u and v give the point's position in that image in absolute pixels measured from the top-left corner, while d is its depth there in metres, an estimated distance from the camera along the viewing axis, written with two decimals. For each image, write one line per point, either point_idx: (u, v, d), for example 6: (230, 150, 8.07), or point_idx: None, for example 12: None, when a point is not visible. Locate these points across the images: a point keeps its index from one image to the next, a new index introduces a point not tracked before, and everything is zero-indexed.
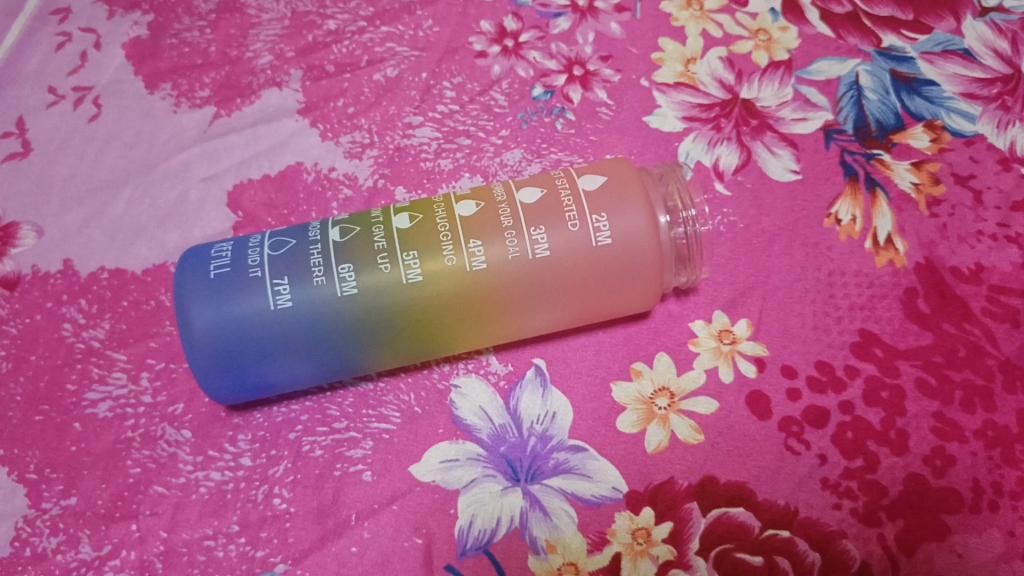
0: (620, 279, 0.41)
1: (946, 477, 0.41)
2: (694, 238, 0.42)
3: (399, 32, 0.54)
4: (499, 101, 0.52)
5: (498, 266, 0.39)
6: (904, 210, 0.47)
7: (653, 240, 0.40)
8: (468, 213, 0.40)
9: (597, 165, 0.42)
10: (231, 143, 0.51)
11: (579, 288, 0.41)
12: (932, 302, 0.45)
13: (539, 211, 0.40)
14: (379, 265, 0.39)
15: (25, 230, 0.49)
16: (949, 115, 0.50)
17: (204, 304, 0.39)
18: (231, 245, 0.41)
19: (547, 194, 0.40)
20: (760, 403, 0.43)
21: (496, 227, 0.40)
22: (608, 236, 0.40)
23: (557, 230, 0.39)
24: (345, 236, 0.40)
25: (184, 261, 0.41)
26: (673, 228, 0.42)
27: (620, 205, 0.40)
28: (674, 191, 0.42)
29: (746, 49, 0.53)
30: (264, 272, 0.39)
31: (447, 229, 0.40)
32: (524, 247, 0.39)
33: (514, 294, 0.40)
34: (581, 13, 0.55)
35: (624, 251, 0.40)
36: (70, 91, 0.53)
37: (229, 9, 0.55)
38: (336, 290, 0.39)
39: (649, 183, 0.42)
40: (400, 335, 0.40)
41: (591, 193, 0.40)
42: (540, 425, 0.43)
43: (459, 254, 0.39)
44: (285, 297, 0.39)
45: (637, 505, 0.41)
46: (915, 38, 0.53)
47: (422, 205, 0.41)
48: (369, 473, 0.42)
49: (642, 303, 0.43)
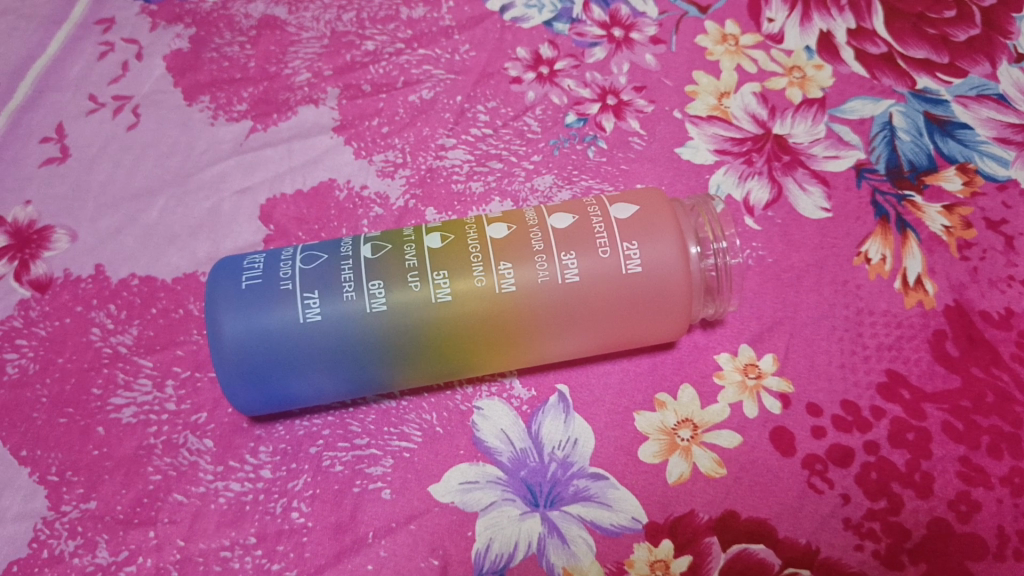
0: (648, 307, 0.41)
1: (971, 523, 0.41)
2: (724, 270, 0.42)
3: (436, 56, 0.55)
4: (532, 127, 0.52)
5: (528, 289, 0.39)
6: (934, 251, 0.47)
7: (683, 270, 0.40)
8: (499, 236, 0.40)
9: (629, 194, 0.42)
10: (266, 157, 0.52)
11: (605, 316, 0.41)
12: (960, 345, 0.45)
13: (571, 236, 0.40)
14: (410, 283, 0.39)
15: (60, 233, 0.50)
16: (981, 159, 0.50)
17: (234, 313, 0.39)
18: (263, 256, 0.41)
19: (579, 219, 0.41)
20: (784, 439, 0.43)
21: (527, 250, 0.40)
22: (639, 264, 0.40)
23: (587, 256, 0.40)
24: (376, 252, 0.40)
25: (216, 271, 0.41)
26: (703, 259, 0.42)
27: (652, 234, 0.40)
28: (705, 223, 0.42)
29: (780, 86, 0.53)
30: (295, 284, 0.40)
31: (478, 251, 0.40)
32: (554, 272, 0.39)
33: (541, 318, 0.40)
34: (617, 43, 0.55)
35: (654, 280, 0.40)
36: (110, 100, 0.54)
37: (269, 26, 0.56)
38: (366, 306, 0.39)
39: (681, 214, 0.42)
40: (426, 354, 0.41)
41: (624, 221, 0.40)
42: (561, 451, 0.43)
43: (489, 276, 0.39)
44: (314, 310, 0.39)
45: (656, 536, 0.41)
46: (949, 81, 0.53)
47: (454, 226, 0.42)
48: (388, 491, 0.42)
49: (670, 332, 0.43)
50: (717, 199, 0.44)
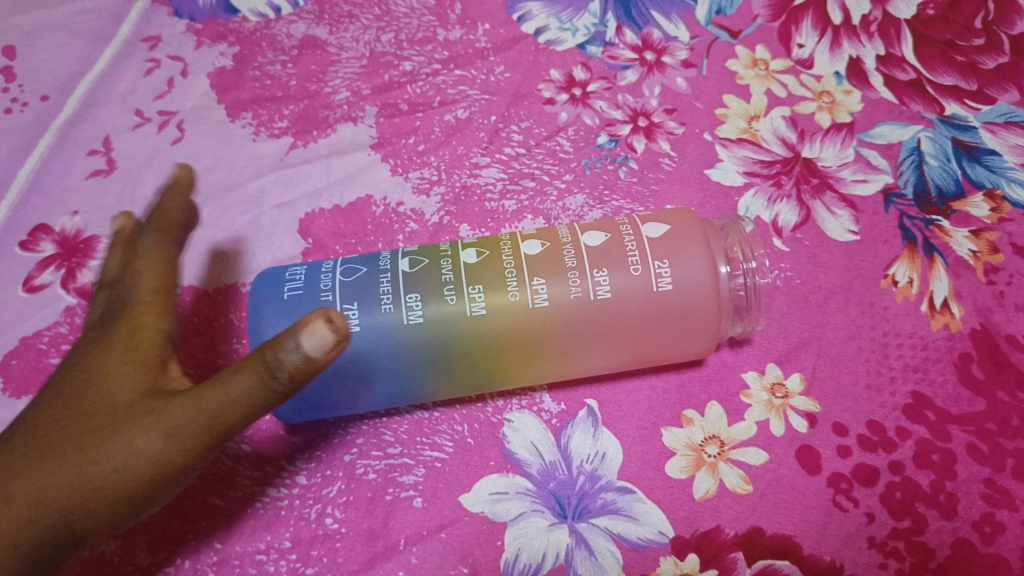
0: (677, 325, 0.42)
1: (994, 544, 0.41)
2: (752, 289, 0.43)
3: (472, 76, 0.57)
4: (564, 147, 0.54)
5: (561, 305, 0.40)
6: (961, 276, 0.48)
7: (712, 289, 0.41)
8: (533, 252, 0.42)
9: (659, 214, 0.43)
10: (305, 172, 0.54)
11: (634, 333, 0.42)
12: (986, 368, 0.45)
13: (604, 254, 0.41)
14: (445, 296, 0.41)
15: (105, 244, 0.52)
16: (1009, 185, 0.51)
17: (277, 321, 0.40)
18: (303, 269, 0.43)
19: (611, 238, 0.42)
20: (810, 458, 0.43)
21: (560, 266, 0.41)
22: (669, 282, 0.41)
23: (619, 274, 0.41)
24: (413, 266, 0.42)
25: (258, 282, 0.43)
26: (732, 279, 0.42)
27: (682, 252, 0.41)
28: (735, 244, 0.43)
29: (809, 110, 0.54)
30: (335, 296, 0.41)
31: (512, 267, 0.41)
32: (586, 288, 0.40)
33: (572, 333, 0.41)
34: (648, 67, 0.56)
35: (684, 299, 0.41)
36: (155, 114, 0.56)
37: (310, 46, 0.58)
38: (403, 318, 0.40)
39: (711, 233, 0.43)
40: (460, 366, 0.42)
41: (656, 240, 0.41)
42: (589, 465, 0.44)
43: (523, 291, 0.40)
44: (353, 322, 0.40)
45: (682, 551, 0.42)
46: (977, 108, 0.53)
47: (488, 243, 0.43)
48: (419, 499, 0.43)
49: (698, 349, 0.43)
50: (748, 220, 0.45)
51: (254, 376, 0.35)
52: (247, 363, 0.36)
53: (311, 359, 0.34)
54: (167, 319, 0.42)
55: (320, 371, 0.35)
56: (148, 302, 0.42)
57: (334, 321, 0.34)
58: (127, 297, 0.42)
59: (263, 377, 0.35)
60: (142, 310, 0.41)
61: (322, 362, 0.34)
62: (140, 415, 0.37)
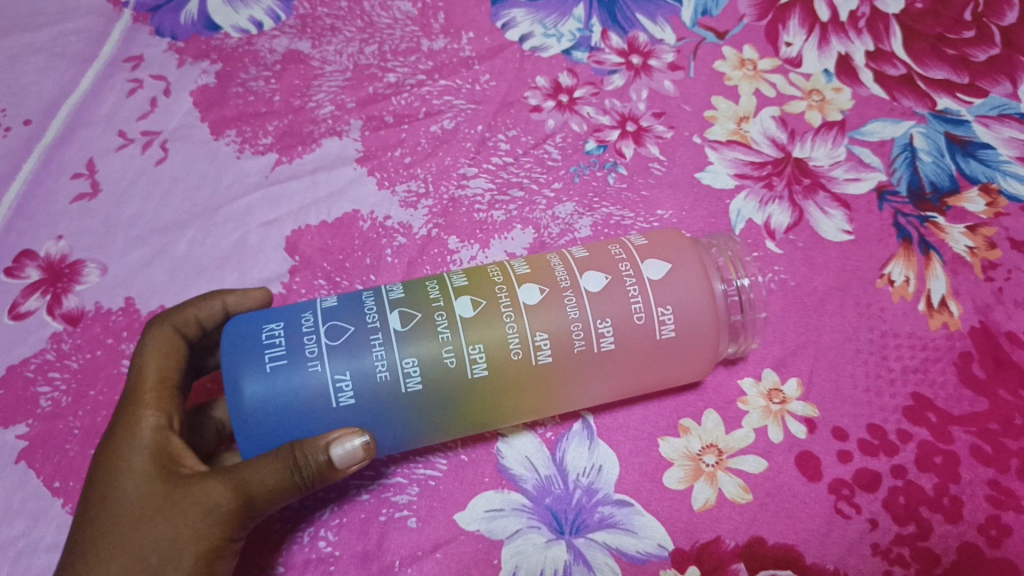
0: (675, 359, 0.41)
1: (1002, 547, 0.40)
2: (748, 323, 0.43)
3: (457, 86, 0.56)
4: (552, 154, 0.53)
5: (564, 358, 0.39)
6: (959, 273, 0.47)
7: (712, 324, 0.41)
8: (532, 300, 0.39)
9: (658, 246, 0.41)
10: (291, 189, 0.53)
11: (633, 372, 0.41)
12: (987, 367, 0.44)
13: (607, 301, 0.40)
14: (446, 360, 0.38)
15: (90, 267, 0.51)
16: (1004, 179, 0.50)
17: (262, 398, 0.37)
18: (282, 328, 0.39)
19: (612, 281, 0.40)
20: (810, 464, 0.43)
21: (562, 319, 0.39)
22: (672, 328, 0.40)
23: (623, 322, 0.39)
24: (405, 322, 0.39)
25: (227, 343, 0.38)
26: (728, 298, 0.42)
27: (685, 291, 0.40)
28: (727, 262, 0.42)
29: (799, 109, 0.53)
30: (325, 365, 0.38)
31: (514, 323, 0.39)
32: (590, 340, 0.39)
33: (572, 382, 0.40)
34: (635, 71, 0.56)
35: (686, 336, 0.40)
36: (139, 135, 0.55)
37: (294, 61, 0.57)
38: (400, 387, 0.38)
39: (706, 257, 0.42)
40: (460, 424, 0.40)
41: (659, 282, 0.40)
42: (585, 478, 0.43)
43: (526, 349, 0.39)
44: (347, 395, 0.38)
45: (683, 564, 0.41)
46: (970, 101, 0.53)
47: (482, 286, 0.40)
48: (413, 519, 0.43)
49: (691, 376, 0.43)
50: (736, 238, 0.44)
51: (276, 466, 0.36)
52: (271, 452, 0.36)
53: (338, 469, 0.37)
54: (173, 404, 0.40)
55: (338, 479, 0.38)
56: (157, 390, 0.40)
57: (366, 438, 0.38)
58: (132, 387, 0.40)
59: (289, 470, 0.36)
60: (150, 394, 0.39)
61: (344, 473, 0.37)
62: (179, 500, 0.36)
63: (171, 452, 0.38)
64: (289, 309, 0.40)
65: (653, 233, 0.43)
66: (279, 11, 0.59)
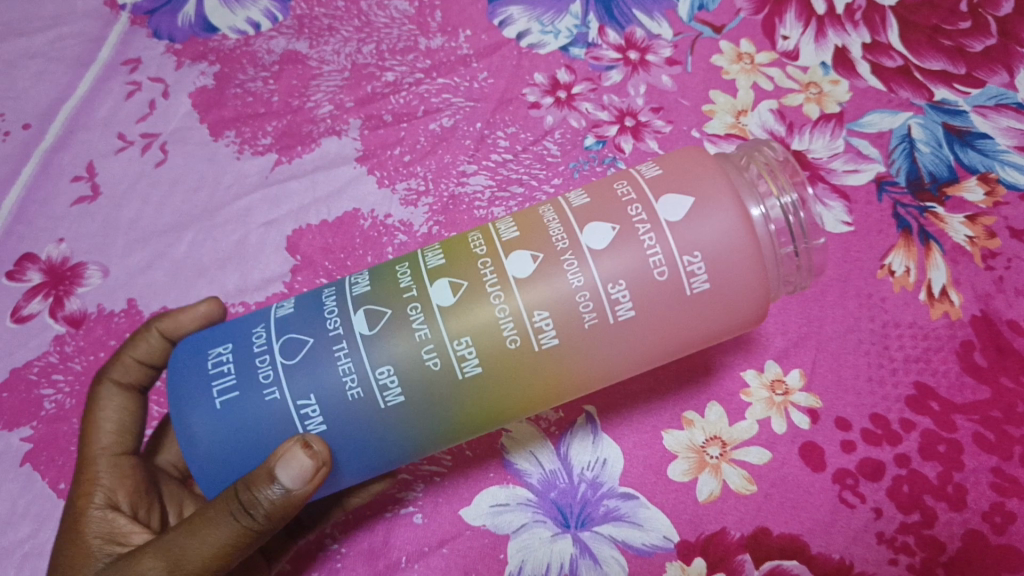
0: (719, 308, 0.36)
1: (1006, 534, 0.41)
2: (805, 254, 0.37)
3: (455, 84, 0.56)
4: (552, 150, 0.53)
5: (571, 340, 0.36)
6: (959, 262, 0.47)
7: (756, 258, 0.35)
8: (523, 273, 0.35)
9: (674, 182, 0.36)
10: (291, 189, 0.53)
11: (666, 334, 0.36)
12: (989, 355, 0.44)
13: (614, 261, 0.35)
14: (428, 364, 0.35)
15: (92, 270, 0.51)
16: (1003, 168, 0.50)
17: (213, 433, 0.35)
18: (231, 352, 0.36)
19: (620, 232, 0.35)
20: (814, 455, 0.43)
21: (564, 291, 0.35)
22: (706, 279, 0.35)
23: (637, 280, 0.35)
24: (373, 324, 0.36)
25: (174, 378, 0.37)
26: (768, 222, 0.36)
27: (718, 232, 0.35)
28: (764, 175, 0.37)
29: (797, 102, 0.54)
30: (283, 392, 0.35)
31: (505, 314, 0.35)
32: (604, 311, 0.35)
33: (588, 362, 0.36)
34: (633, 66, 0.56)
35: (723, 286, 0.35)
36: (138, 137, 0.55)
37: (291, 61, 0.57)
38: (379, 401, 0.36)
39: (739, 181, 0.37)
40: (465, 423, 0.37)
41: (681, 225, 0.35)
42: (590, 471, 0.44)
43: (524, 336, 0.35)
44: (316, 420, 0.36)
45: (689, 555, 0.42)
46: (967, 92, 0.53)
47: (461, 265, 0.37)
48: (419, 515, 0.43)
49: (754, 318, 0.37)
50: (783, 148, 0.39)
51: (218, 522, 0.35)
52: (208, 509, 0.35)
53: (292, 491, 0.35)
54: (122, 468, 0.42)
55: (304, 498, 0.35)
56: (103, 460, 0.41)
57: (310, 444, 0.35)
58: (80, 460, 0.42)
59: (232, 519, 0.34)
60: (101, 462, 0.41)
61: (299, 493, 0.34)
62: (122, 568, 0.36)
63: (116, 530, 0.39)
64: (236, 326, 0.38)
65: (668, 159, 0.38)
66: (276, 11, 0.58)
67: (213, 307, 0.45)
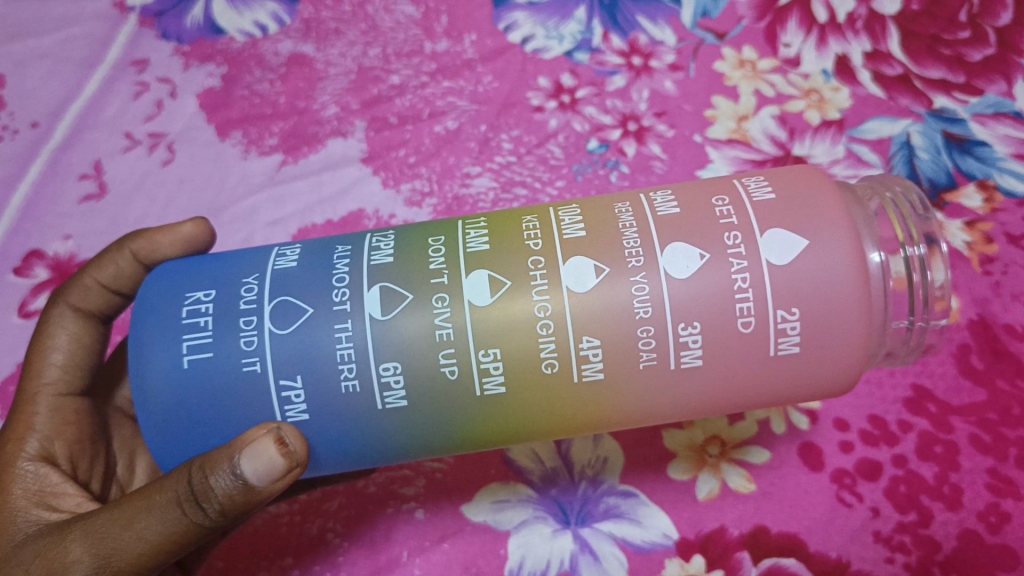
0: (798, 369, 0.34)
1: (1001, 534, 0.41)
2: (918, 329, 0.36)
3: (460, 87, 0.56)
4: (555, 153, 0.54)
5: (618, 373, 0.33)
6: (956, 267, 0.48)
7: (864, 316, 0.33)
8: (580, 289, 0.33)
9: (787, 211, 0.33)
10: (297, 189, 0.54)
11: (728, 389, 0.34)
12: (986, 358, 0.45)
13: (696, 299, 0.32)
14: (445, 372, 0.33)
15: None
16: (1000, 175, 0.51)
17: (171, 387, 0.33)
18: (213, 302, 0.34)
19: (711, 262, 0.33)
20: (813, 455, 0.43)
21: (627, 319, 0.33)
22: (795, 343, 0.33)
23: (715, 332, 0.33)
24: (389, 309, 0.33)
25: (137, 318, 0.34)
26: (885, 274, 0.34)
27: (824, 281, 0.32)
28: (894, 224, 0.35)
29: (798, 108, 0.54)
30: (265, 364, 0.33)
31: (549, 333, 0.33)
32: (666, 354, 0.33)
33: (635, 402, 0.34)
34: (636, 71, 0.56)
35: (813, 349, 0.33)
36: (145, 136, 0.56)
37: (298, 63, 0.57)
38: (377, 403, 0.34)
39: (863, 226, 0.34)
40: (472, 437, 0.35)
41: (783, 270, 0.32)
42: (591, 470, 0.44)
43: (566, 362, 0.33)
44: (298, 408, 0.33)
45: (688, 553, 0.42)
46: (966, 100, 0.53)
47: (508, 257, 0.34)
48: (421, 511, 0.44)
49: (835, 385, 0.35)
50: (922, 196, 0.37)
51: (165, 512, 0.32)
52: (156, 494, 0.33)
53: (250, 484, 0.32)
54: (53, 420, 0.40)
55: (258, 493, 0.33)
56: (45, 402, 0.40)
57: (285, 439, 0.33)
58: (20, 392, 0.41)
59: (180, 511, 0.32)
60: (41, 402, 0.40)
61: (257, 486, 0.32)
62: (48, 545, 0.33)
63: (47, 489, 0.38)
64: (227, 269, 0.35)
65: (781, 175, 0.36)
66: (283, 15, 0.59)
67: (195, 231, 0.44)
